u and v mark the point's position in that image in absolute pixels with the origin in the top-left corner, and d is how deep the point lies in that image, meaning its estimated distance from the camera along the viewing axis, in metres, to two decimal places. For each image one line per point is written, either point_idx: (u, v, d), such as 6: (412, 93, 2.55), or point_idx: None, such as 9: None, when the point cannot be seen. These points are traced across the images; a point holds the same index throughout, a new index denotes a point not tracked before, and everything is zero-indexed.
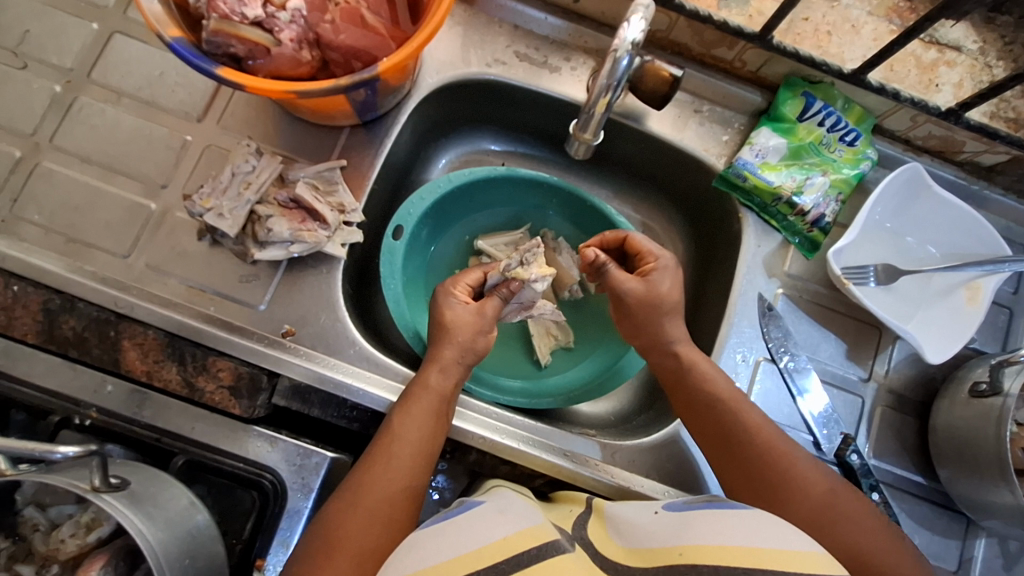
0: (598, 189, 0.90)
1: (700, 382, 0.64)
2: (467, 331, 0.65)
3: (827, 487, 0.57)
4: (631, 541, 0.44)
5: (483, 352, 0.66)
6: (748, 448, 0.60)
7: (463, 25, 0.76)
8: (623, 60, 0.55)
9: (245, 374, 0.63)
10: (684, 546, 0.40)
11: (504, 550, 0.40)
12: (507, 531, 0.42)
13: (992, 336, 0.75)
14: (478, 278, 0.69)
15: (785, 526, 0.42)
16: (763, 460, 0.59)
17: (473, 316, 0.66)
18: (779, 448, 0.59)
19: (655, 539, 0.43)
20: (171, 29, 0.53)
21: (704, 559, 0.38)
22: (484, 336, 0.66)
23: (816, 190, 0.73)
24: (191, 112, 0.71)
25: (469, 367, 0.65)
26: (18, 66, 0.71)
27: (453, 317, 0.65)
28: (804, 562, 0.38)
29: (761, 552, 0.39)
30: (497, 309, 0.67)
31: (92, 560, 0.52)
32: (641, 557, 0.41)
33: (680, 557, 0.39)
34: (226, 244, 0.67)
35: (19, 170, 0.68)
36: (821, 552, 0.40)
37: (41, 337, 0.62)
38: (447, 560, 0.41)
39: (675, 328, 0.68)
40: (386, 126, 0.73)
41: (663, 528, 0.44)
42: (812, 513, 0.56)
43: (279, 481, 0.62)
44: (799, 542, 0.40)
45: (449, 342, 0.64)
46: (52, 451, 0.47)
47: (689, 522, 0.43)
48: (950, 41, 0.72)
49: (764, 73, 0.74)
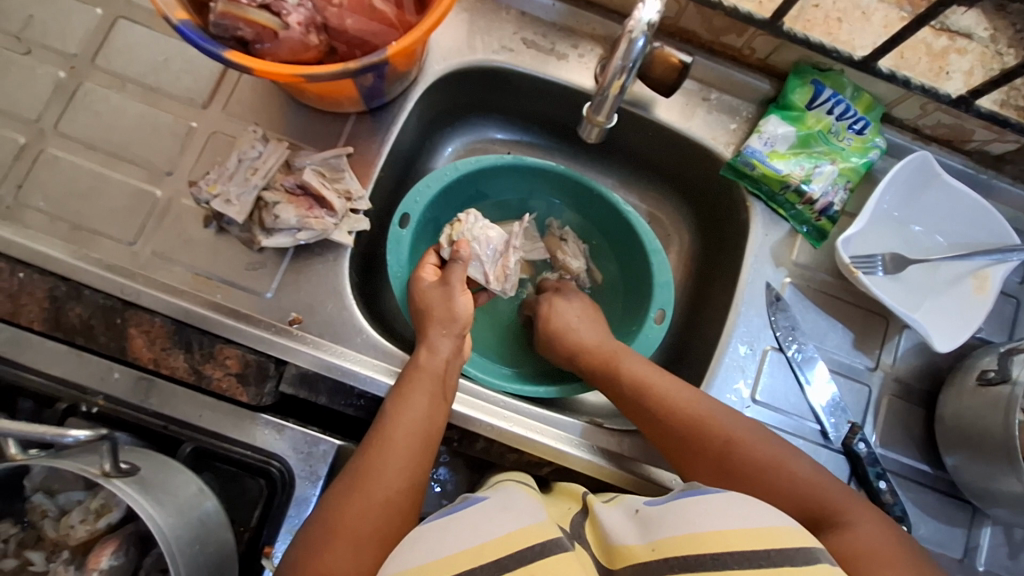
0: (605, 177, 0.90)
1: (632, 375, 0.66)
2: (439, 305, 0.66)
3: (726, 436, 0.59)
4: (608, 531, 0.45)
5: (467, 321, 0.67)
6: (657, 417, 0.62)
7: (469, 11, 0.75)
8: (639, 41, 0.54)
9: (252, 362, 0.63)
10: (657, 540, 0.41)
11: (494, 547, 0.41)
12: (488, 525, 0.43)
13: (999, 325, 0.75)
14: (436, 255, 0.73)
15: (754, 501, 0.42)
16: (686, 426, 0.61)
17: (439, 288, 0.67)
18: (700, 412, 0.61)
19: (630, 532, 0.43)
20: (178, 12, 0.53)
21: (675, 552, 0.39)
22: (455, 301, 0.66)
23: (825, 178, 0.72)
24: (196, 99, 0.71)
25: (457, 339, 0.65)
26: (21, 51, 0.70)
27: (422, 296, 0.67)
28: (772, 536, 0.39)
29: (728, 532, 0.39)
30: (461, 272, 0.68)
31: (103, 546, 0.52)
32: (618, 556, 0.42)
33: (653, 553, 0.40)
34: (232, 231, 0.67)
35: (23, 157, 0.67)
36: (791, 523, 0.41)
37: (47, 324, 0.62)
38: (439, 558, 0.41)
39: (587, 337, 0.72)
40: (393, 113, 0.73)
41: (637, 523, 0.44)
42: (719, 464, 0.59)
43: (287, 468, 0.63)
44: (770, 516, 0.41)
45: (428, 321, 0.66)
46: (63, 435, 0.47)
47: (665, 510, 0.43)
48: (961, 28, 0.72)
49: (774, 60, 0.73)
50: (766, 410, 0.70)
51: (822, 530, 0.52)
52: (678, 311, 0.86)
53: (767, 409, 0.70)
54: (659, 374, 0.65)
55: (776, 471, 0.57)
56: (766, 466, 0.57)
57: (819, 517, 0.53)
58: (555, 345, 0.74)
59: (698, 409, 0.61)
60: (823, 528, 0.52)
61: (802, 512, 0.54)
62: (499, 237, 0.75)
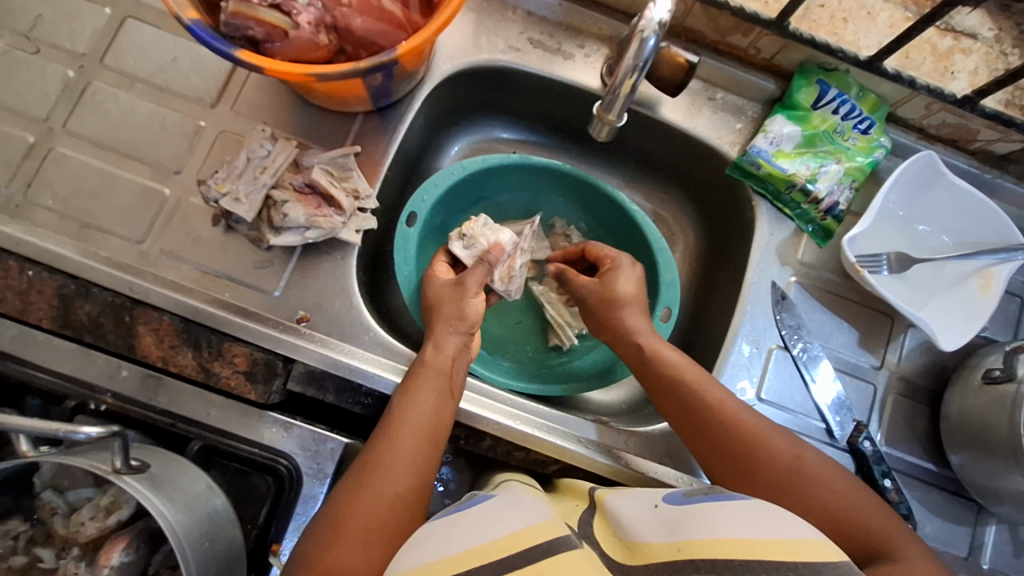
0: (610, 176, 0.90)
1: (666, 369, 0.64)
2: (450, 303, 0.66)
3: (792, 453, 0.57)
4: (628, 534, 0.44)
5: (476, 321, 0.67)
6: (720, 422, 0.59)
7: (476, 11, 0.76)
8: (650, 40, 0.55)
9: (259, 360, 0.63)
10: (682, 541, 0.40)
11: (512, 544, 0.41)
12: (508, 527, 0.42)
13: (1004, 324, 0.75)
14: (446, 253, 0.74)
15: (782, 514, 0.42)
16: (735, 432, 0.59)
17: (452, 287, 0.68)
18: (745, 420, 0.59)
19: (652, 532, 0.43)
20: (189, 11, 0.53)
21: (702, 553, 0.38)
22: (466, 302, 0.67)
23: (830, 178, 0.72)
24: (204, 98, 0.71)
25: (465, 335, 0.65)
26: (30, 50, 0.70)
27: (435, 294, 0.68)
28: (799, 550, 0.39)
29: (756, 542, 0.39)
30: (479, 276, 0.69)
31: (113, 543, 0.53)
32: (639, 555, 0.41)
33: (678, 552, 0.39)
34: (241, 230, 0.67)
35: (33, 155, 0.67)
36: (820, 538, 0.40)
37: (56, 322, 0.63)
38: (456, 555, 0.41)
39: (635, 319, 0.69)
40: (400, 112, 0.73)
41: (659, 522, 0.43)
42: (781, 480, 0.56)
43: (294, 466, 0.63)
44: (797, 528, 0.40)
45: (438, 318, 0.66)
46: (75, 431, 0.47)
47: (689, 513, 0.43)
48: (965, 28, 0.73)
49: (779, 60, 0.74)
50: (772, 408, 0.71)
51: (883, 561, 0.50)
52: (683, 310, 0.86)
53: (773, 407, 0.71)
54: (713, 380, 0.63)
55: (813, 485, 0.55)
56: (828, 488, 0.55)
57: (875, 548, 0.52)
58: (607, 322, 0.70)
59: (757, 422, 0.59)
60: (882, 559, 0.51)
61: (859, 540, 0.52)
62: (510, 240, 0.76)
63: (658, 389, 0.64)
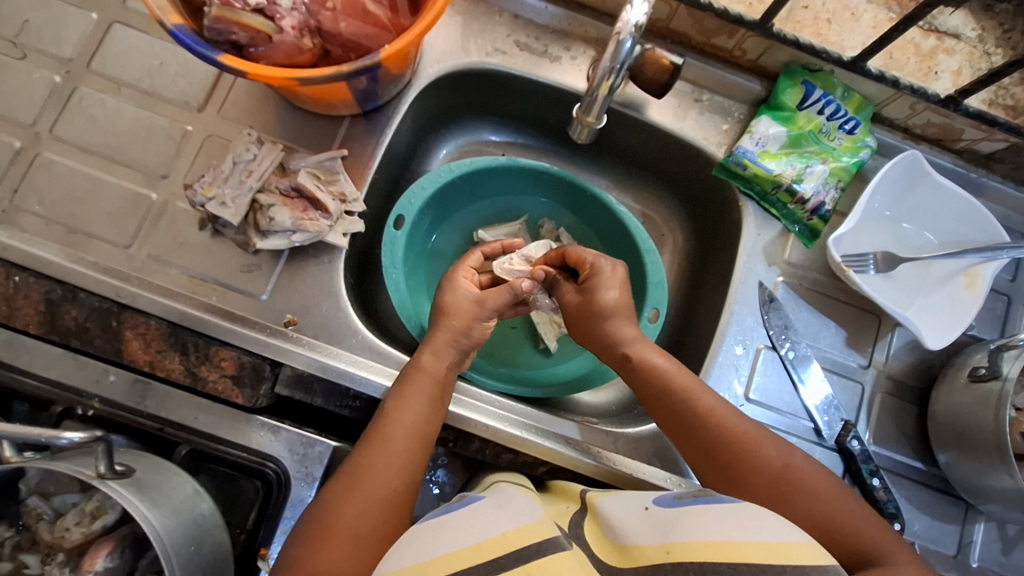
0: (598, 178, 0.90)
1: (658, 372, 0.63)
2: (461, 317, 0.66)
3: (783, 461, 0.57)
4: (619, 537, 0.44)
5: (478, 340, 0.68)
6: (708, 428, 0.59)
7: (463, 14, 0.76)
8: (626, 43, 0.55)
9: (247, 364, 0.63)
10: (672, 543, 0.40)
11: (499, 547, 0.41)
12: (499, 529, 0.42)
13: (991, 322, 0.75)
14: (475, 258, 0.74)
15: (771, 516, 0.42)
16: (721, 437, 0.59)
17: (471, 304, 0.67)
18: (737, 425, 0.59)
19: (643, 534, 0.43)
20: (172, 16, 0.53)
21: (692, 556, 0.38)
22: (480, 325, 0.67)
23: (816, 178, 0.73)
24: (191, 102, 0.71)
25: (462, 349, 0.66)
26: (17, 56, 0.70)
27: (452, 302, 0.67)
28: (788, 553, 0.39)
29: (745, 544, 0.39)
30: (501, 301, 0.68)
31: (99, 547, 0.53)
32: (629, 557, 0.41)
33: (667, 555, 0.39)
34: (228, 234, 0.67)
35: (19, 161, 0.67)
36: (809, 542, 0.40)
37: (43, 328, 0.62)
38: (443, 556, 0.41)
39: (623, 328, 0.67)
40: (387, 116, 0.73)
41: (650, 524, 0.43)
42: (770, 488, 0.56)
43: (282, 470, 0.63)
44: (787, 532, 0.40)
45: (443, 326, 0.66)
46: (58, 437, 0.47)
47: (679, 516, 0.43)
48: (949, 28, 0.73)
49: (764, 61, 0.74)
50: (759, 408, 0.71)
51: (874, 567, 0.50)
52: (672, 311, 0.86)
53: (761, 407, 0.71)
54: (702, 386, 0.63)
55: (800, 490, 0.55)
56: (817, 495, 0.55)
57: (866, 554, 0.51)
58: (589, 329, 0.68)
59: (748, 429, 0.59)
60: (874, 565, 0.50)
61: (850, 547, 0.52)
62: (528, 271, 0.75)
63: (644, 391, 0.64)
